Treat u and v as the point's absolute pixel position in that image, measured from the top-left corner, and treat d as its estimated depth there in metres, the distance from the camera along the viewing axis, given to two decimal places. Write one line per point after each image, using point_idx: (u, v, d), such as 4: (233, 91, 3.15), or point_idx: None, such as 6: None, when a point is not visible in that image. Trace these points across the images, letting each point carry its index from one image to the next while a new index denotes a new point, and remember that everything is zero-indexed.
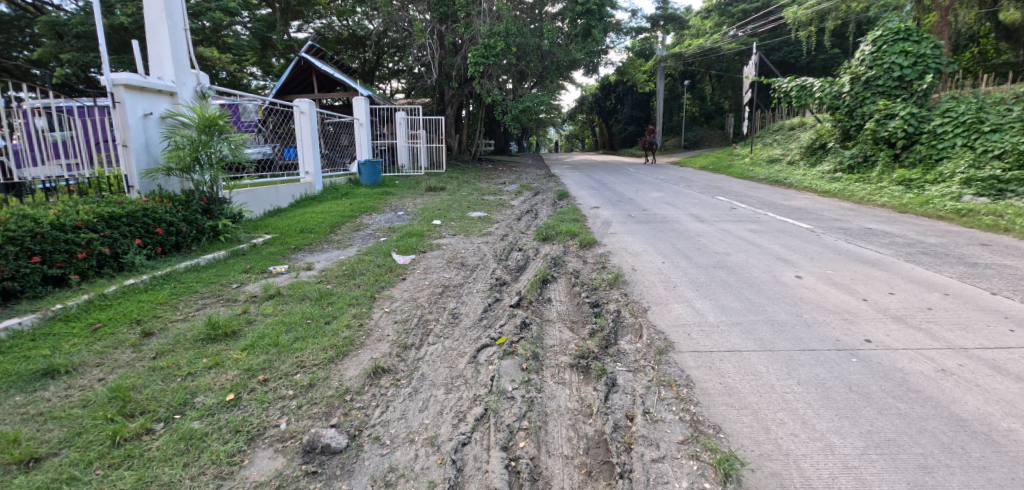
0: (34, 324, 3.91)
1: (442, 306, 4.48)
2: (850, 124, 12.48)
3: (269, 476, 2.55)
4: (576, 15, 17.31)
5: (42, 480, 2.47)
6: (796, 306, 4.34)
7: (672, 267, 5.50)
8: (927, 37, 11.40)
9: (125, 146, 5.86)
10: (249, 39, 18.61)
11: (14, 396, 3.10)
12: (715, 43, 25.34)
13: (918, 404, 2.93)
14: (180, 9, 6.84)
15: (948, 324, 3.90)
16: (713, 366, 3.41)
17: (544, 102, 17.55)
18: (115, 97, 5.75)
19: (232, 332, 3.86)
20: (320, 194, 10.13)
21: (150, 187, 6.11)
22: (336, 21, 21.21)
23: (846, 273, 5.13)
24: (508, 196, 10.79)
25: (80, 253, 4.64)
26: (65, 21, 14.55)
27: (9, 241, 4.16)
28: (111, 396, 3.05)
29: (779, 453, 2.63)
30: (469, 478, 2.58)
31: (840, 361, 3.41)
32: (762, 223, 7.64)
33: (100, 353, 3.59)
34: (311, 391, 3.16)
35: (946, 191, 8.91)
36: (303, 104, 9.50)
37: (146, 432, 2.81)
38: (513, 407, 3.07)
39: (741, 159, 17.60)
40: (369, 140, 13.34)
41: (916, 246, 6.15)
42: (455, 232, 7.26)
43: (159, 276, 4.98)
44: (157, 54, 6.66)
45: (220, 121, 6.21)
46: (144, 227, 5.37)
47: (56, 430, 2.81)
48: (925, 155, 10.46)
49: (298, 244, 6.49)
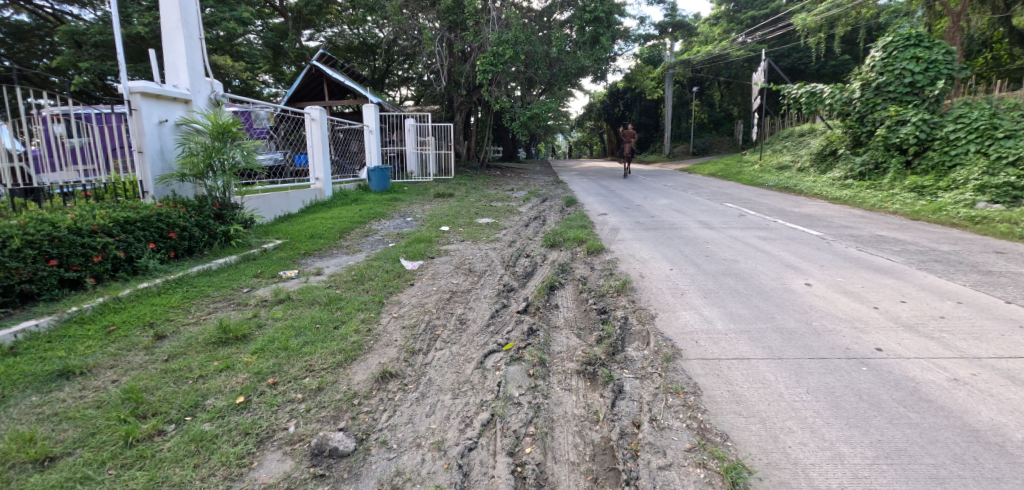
0: (51, 326, 3.98)
1: (450, 312, 4.51)
2: (860, 130, 12.38)
3: (277, 478, 2.59)
4: (584, 22, 17.06)
5: (57, 479, 2.52)
6: (805, 314, 4.32)
7: (680, 274, 5.50)
8: (939, 43, 11.32)
9: (140, 152, 6.05)
10: (262, 47, 18.95)
11: (31, 397, 3.16)
12: (723, 49, 25.40)
13: (930, 414, 2.91)
14: (196, 19, 6.96)
15: (961, 333, 3.86)
16: (721, 373, 3.40)
17: (552, 109, 17.52)
18: (131, 105, 5.94)
19: (243, 336, 3.92)
20: (330, 200, 10.24)
21: (164, 192, 6.30)
22: (347, 29, 21.56)
23: (856, 281, 5.08)
24: (516, 203, 10.84)
25: (96, 257, 4.71)
26: (84, 30, 14.88)
27: (28, 245, 4.25)
28: (124, 397, 3.11)
29: (787, 462, 2.62)
30: (475, 482, 2.60)
31: (851, 370, 3.39)
32: (771, 230, 7.61)
33: (115, 355, 3.65)
34: (320, 395, 3.19)
35: (959, 197, 8.82)
36: (315, 111, 9.61)
37: (158, 433, 2.85)
38: (519, 412, 3.08)
39: (750, 166, 17.27)
40: (378, 146, 13.45)
41: (928, 253, 6.11)
42: (463, 238, 7.28)
43: (173, 280, 5.06)
44: (173, 63, 6.78)
45: (233, 127, 6.31)
46: (158, 231, 5.47)
47: (71, 431, 2.86)
48: (939, 162, 10.35)
49: (309, 249, 6.57)
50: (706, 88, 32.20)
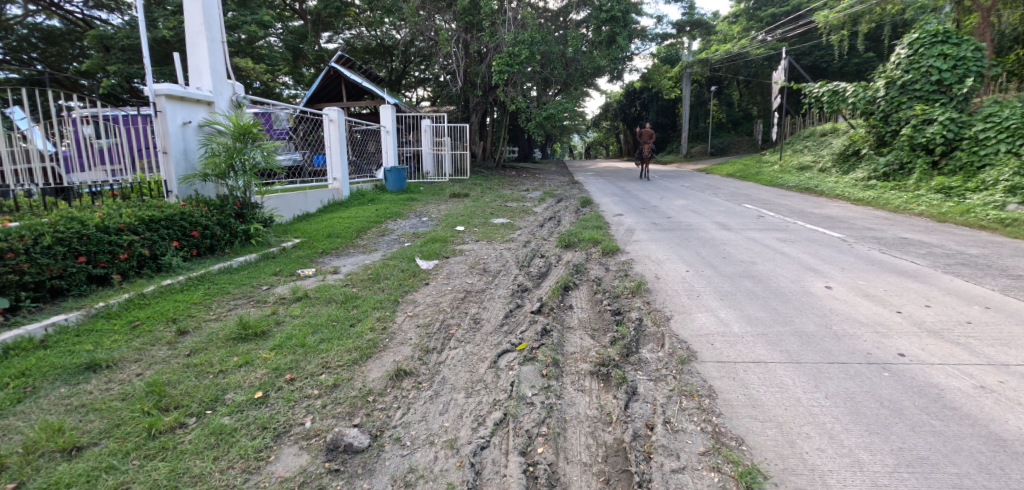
0: (79, 320, 4.12)
1: (464, 311, 4.56)
2: (885, 129, 12.12)
3: (294, 472, 2.65)
4: (600, 22, 16.96)
5: (83, 468, 2.62)
6: (825, 318, 4.26)
7: (696, 276, 5.46)
8: (968, 40, 11.04)
9: (164, 153, 6.23)
10: (282, 49, 19.28)
11: (59, 388, 3.28)
12: (742, 47, 25.05)
13: (954, 422, 2.86)
14: (219, 22, 7.12)
15: (988, 339, 3.78)
16: (736, 377, 3.39)
17: (568, 108, 17.49)
18: (156, 107, 6.12)
19: (262, 332, 4.01)
20: (347, 200, 10.40)
21: (187, 192, 6.48)
22: (365, 31, 21.80)
23: (879, 285, 4.99)
24: (531, 203, 10.82)
25: (122, 254, 4.87)
26: (112, 34, 15.31)
27: (58, 242, 4.40)
28: (148, 390, 3.21)
29: (804, 467, 2.60)
30: (487, 481, 2.63)
31: (872, 375, 3.34)
32: (791, 232, 7.50)
33: (139, 349, 3.77)
34: (335, 391, 3.26)
35: (988, 199, 8.60)
36: (332, 112, 9.85)
37: (179, 426, 2.94)
38: (532, 412, 3.11)
39: (770, 167, 17.06)
40: (395, 147, 13.57)
41: (955, 256, 5.98)
42: (478, 239, 7.32)
43: (195, 277, 5.18)
44: (196, 65, 6.94)
45: (253, 128, 6.44)
46: (181, 230, 5.61)
47: (97, 422, 2.97)
48: (967, 162, 10.10)
49: (326, 248, 6.67)
50: (724, 87, 31.86)
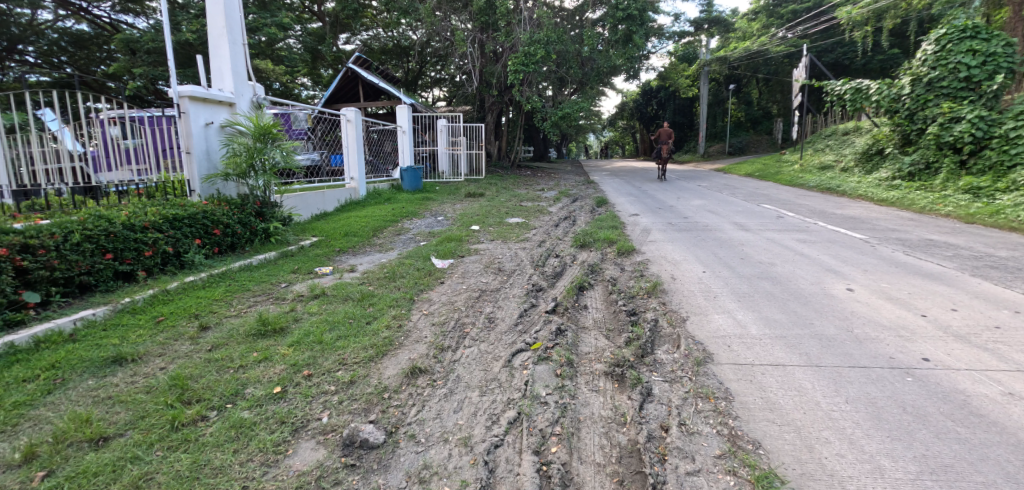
0: (106, 315, 4.25)
1: (478, 310, 4.59)
2: (910, 128, 11.86)
3: (311, 466, 2.71)
4: (616, 21, 16.73)
5: (109, 458, 2.71)
6: (846, 320, 4.20)
7: (713, 276, 5.43)
8: (998, 35, 10.75)
9: (188, 153, 6.38)
10: (301, 51, 19.55)
11: (87, 381, 3.39)
12: (762, 45, 24.66)
13: (980, 430, 2.81)
14: (240, 25, 7.26)
15: (1017, 344, 3.69)
16: (754, 379, 3.36)
17: (584, 108, 17.43)
18: (181, 108, 6.27)
19: (280, 329, 4.09)
20: (364, 199, 10.51)
21: (209, 190, 6.63)
22: (382, 32, 22.00)
23: (902, 288, 4.91)
24: (547, 203, 10.82)
25: (147, 251, 5.01)
26: (137, 38, 15.68)
27: (87, 239, 4.54)
28: (171, 383, 3.30)
29: (823, 473, 2.58)
30: (501, 479, 2.66)
31: (894, 380, 3.29)
32: (812, 232, 7.39)
33: (163, 344, 3.88)
34: (352, 388, 3.32)
35: (1019, 199, 8.36)
36: (350, 112, 9.94)
37: (201, 419, 3.02)
38: (547, 412, 3.13)
39: (789, 166, 16.80)
40: (411, 146, 13.67)
41: (983, 259, 5.84)
42: (492, 238, 7.35)
43: (216, 274, 5.31)
44: (219, 67, 7.10)
45: (273, 129, 6.55)
46: (204, 228, 5.74)
47: (123, 413, 3.07)
48: (997, 161, 9.83)
49: (344, 246, 6.77)
50: (743, 85, 31.43)
